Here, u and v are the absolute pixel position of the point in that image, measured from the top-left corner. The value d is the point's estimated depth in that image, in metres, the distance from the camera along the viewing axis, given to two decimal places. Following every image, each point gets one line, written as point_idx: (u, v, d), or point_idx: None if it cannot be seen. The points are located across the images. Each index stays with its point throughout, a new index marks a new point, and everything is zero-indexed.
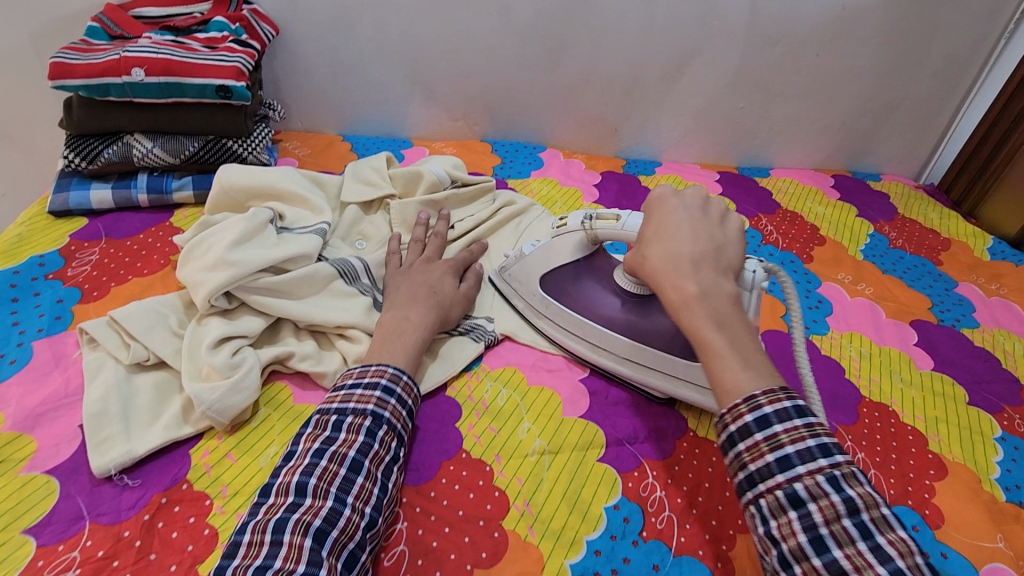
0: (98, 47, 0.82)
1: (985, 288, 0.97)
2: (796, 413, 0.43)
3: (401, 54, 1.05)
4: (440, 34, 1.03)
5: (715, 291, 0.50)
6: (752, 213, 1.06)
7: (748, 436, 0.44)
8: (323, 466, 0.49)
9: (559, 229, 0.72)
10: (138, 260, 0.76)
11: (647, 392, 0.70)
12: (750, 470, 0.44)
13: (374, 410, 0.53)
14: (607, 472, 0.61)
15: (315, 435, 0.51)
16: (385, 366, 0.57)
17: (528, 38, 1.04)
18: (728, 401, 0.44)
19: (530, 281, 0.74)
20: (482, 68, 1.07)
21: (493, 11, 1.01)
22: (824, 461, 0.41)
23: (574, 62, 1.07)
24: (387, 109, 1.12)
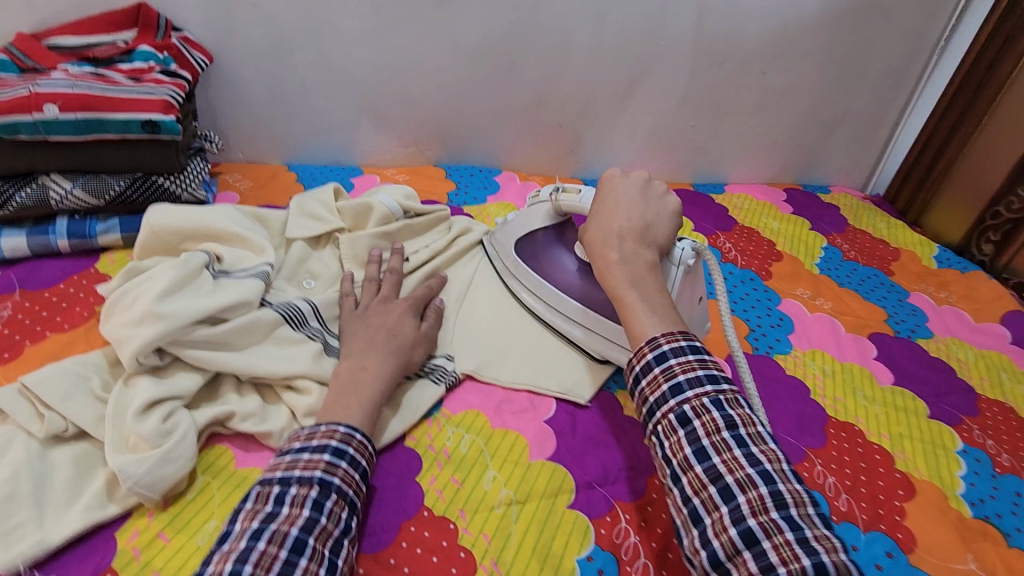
0: (9, 81, 0.75)
1: (936, 297, 0.99)
2: (707, 373, 0.49)
3: (346, 80, 1.01)
4: (388, 59, 0.99)
5: (634, 259, 0.59)
6: (709, 231, 1.06)
7: (664, 396, 0.49)
8: (260, 549, 0.42)
9: (535, 200, 0.81)
10: (57, 314, 0.69)
11: (617, 426, 0.67)
12: (662, 422, 0.49)
13: (322, 478, 0.48)
14: (578, 519, 0.58)
15: (253, 512, 0.46)
16: (335, 425, 0.52)
17: (479, 61, 1.01)
18: (646, 358, 0.51)
19: (507, 245, 0.82)
20: (433, 92, 1.04)
21: (441, 35, 0.98)
22: (726, 415, 0.47)
23: (527, 83, 1.05)
24: (335, 136, 1.07)
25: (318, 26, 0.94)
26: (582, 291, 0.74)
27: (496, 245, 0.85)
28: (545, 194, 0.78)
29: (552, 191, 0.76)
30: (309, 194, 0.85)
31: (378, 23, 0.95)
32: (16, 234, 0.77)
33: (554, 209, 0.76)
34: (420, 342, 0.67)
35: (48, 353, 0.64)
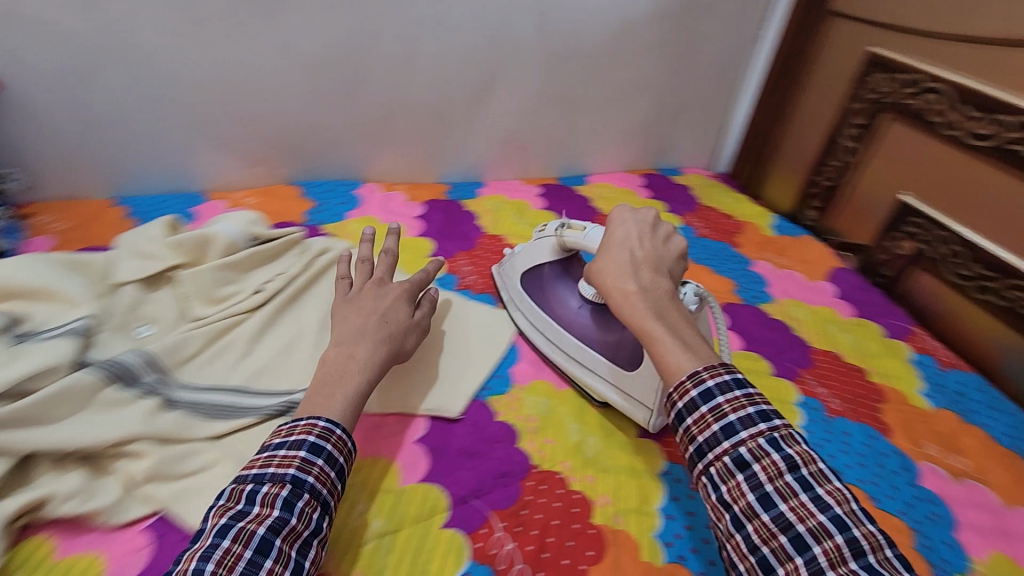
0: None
1: (777, 268, 1.07)
2: (758, 410, 0.49)
3: (169, 100, 0.91)
4: (214, 74, 0.90)
5: (653, 287, 0.58)
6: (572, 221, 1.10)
7: (716, 436, 0.49)
8: (225, 549, 0.43)
9: (541, 234, 0.79)
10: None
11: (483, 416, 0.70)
12: (716, 466, 0.48)
13: (199, 537, 0.45)
14: (454, 537, 0.57)
15: (225, 510, 0.46)
16: (315, 419, 0.51)
17: (318, 72, 0.95)
18: (690, 395, 0.51)
19: (513, 277, 0.83)
20: (276, 101, 0.96)
21: (270, 45, 0.91)
22: (788, 455, 0.46)
23: (376, 91, 1.01)
24: (165, 162, 0.97)
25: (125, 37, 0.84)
26: (589, 328, 0.74)
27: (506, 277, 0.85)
28: (551, 228, 0.77)
29: (557, 227, 0.76)
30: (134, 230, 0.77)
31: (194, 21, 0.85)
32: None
33: (560, 245, 0.76)
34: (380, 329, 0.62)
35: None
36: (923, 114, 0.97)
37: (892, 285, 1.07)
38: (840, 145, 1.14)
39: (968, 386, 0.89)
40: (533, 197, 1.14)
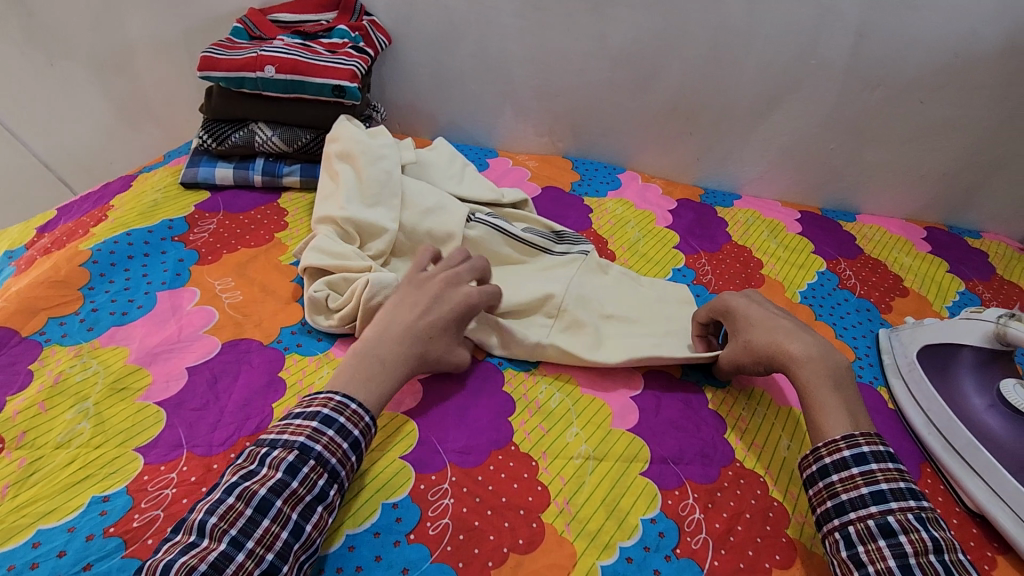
0: (241, 45, 0.86)
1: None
2: (910, 489, 0.51)
3: (802, 144, 1.04)
4: (864, 131, 1.01)
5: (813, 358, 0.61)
6: None
7: (863, 499, 0.50)
8: (228, 504, 0.46)
9: (970, 315, 0.69)
10: (247, 233, 0.81)
11: (883, 424, 0.69)
12: (856, 524, 0.49)
13: (303, 443, 0.50)
14: (648, 487, 0.58)
15: (239, 468, 0.49)
16: (331, 393, 0.54)
17: (954, 174, 1.05)
18: (842, 454, 0.53)
19: (911, 345, 0.74)
20: (805, 116, 1.00)
21: (912, 148, 1.02)
22: (935, 540, 0.47)
23: (996, 193, 1.06)
24: (776, 182, 1.09)
25: (673, 33, 0.95)
26: (1003, 435, 0.61)
27: (895, 343, 0.77)
28: (988, 315, 0.67)
29: (999, 316, 0.65)
30: (723, 200, 1.08)
31: (714, 45, 0.95)
32: (264, 167, 0.88)
33: (995, 335, 0.65)
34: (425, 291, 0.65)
35: (256, 276, 0.74)
36: None
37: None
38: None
39: None
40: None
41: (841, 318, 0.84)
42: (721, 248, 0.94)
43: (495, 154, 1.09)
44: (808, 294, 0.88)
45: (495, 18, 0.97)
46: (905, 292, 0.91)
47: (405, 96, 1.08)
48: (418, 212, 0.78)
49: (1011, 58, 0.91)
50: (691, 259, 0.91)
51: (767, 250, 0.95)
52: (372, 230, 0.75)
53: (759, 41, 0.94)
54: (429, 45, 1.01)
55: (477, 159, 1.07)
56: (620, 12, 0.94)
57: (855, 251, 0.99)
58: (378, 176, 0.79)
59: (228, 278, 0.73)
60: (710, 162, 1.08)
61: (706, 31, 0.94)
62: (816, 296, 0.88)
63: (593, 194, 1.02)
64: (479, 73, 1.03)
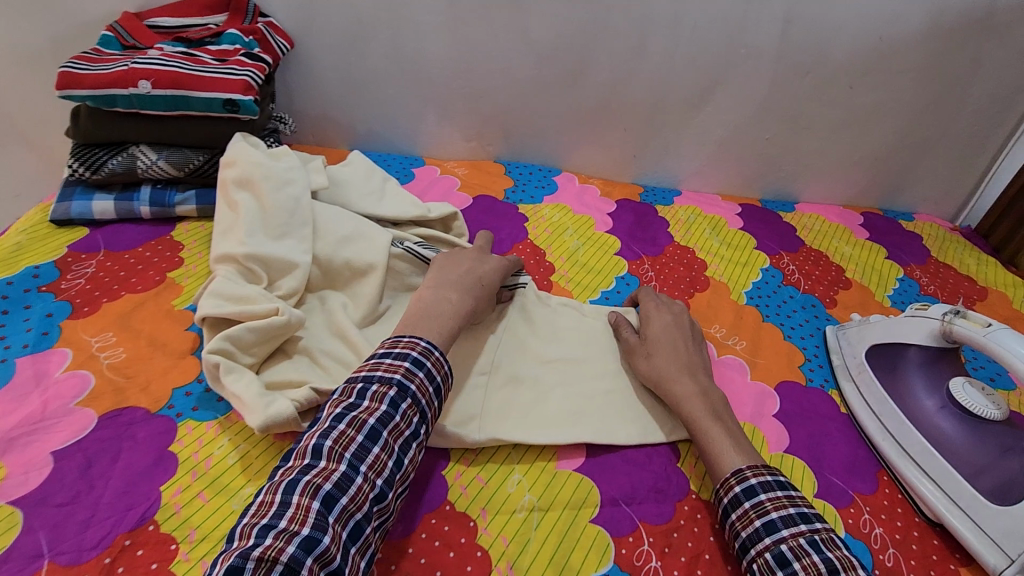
0: (110, 57, 0.74)
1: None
2: (800, 513, 0.49)
3: (737, 135, 1.01)
4: (797, 120, 0.99)
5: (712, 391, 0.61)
6: None
7: (757, 532, 0.49)
8: (340, 431, 0.47)
9: (914, 311, 0.66)
10: (132, 275, 0.70)
11: (838, 433, 0.66)
12: (757, 561, 0.48)
13: (400, 381, 0.50)
14: (599, 536, 0.53)
15: (338, 401, 0.49)
16: (416, 339, 0.54)
17: (886, 158, 1.04)
18: (734, 491, 0.52)
19: (858, 344, 0.72)
20: (739, 107, 0.97)
21: (845, 134, 1.01)
22: (828, 560, 0.45)
23: (927, 174, 1.07)
24: (715, 175, 1.06)
25: (599, 26, 0.89)
26: (956, 439, 0.59)
27: (843, 341, 0.74)
28: (933, 311, 0.64)
29: (946, 313, 0.63)
30: (663, 198, 1.04)
31: (643, 37, 0.90)
32: (152, 196, 0.77)
33: (942, 335, 0.63)
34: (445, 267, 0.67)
35: (143, 327, 0.64)
36: None
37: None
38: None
39: None
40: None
41: (788, 318, 0.81)
42: (664, 251, 0.90)
43: (421, 163, 1.01)
44: (754, 295, 0.85)
45: (407, 15, 0.89)
46: (848, 285, 0.90)
47: (316, 104, 0.98)
48: (333, 241, 0.70)
49: (935, 40, 0.90)
50: (634, 265, 0.86)
51: (710, 249, 0.92)
52: (281, 266, 0.66)
53: (689, 32, 0.89)
54: (337, 47, 0.92)
55: (402, 168, 0.99)
56: (542, 6, 0.88)
57: (797, 243, 0.97)
58: (285, 203, 0.70)
59: (108, 333, 0.63)
60: (647, 159, 1.04)
61: (633, 21, 0.89)
62: (762, 296, 0.85)
63: (529, 200, 0.96)
64: (395, 75, 0.95)
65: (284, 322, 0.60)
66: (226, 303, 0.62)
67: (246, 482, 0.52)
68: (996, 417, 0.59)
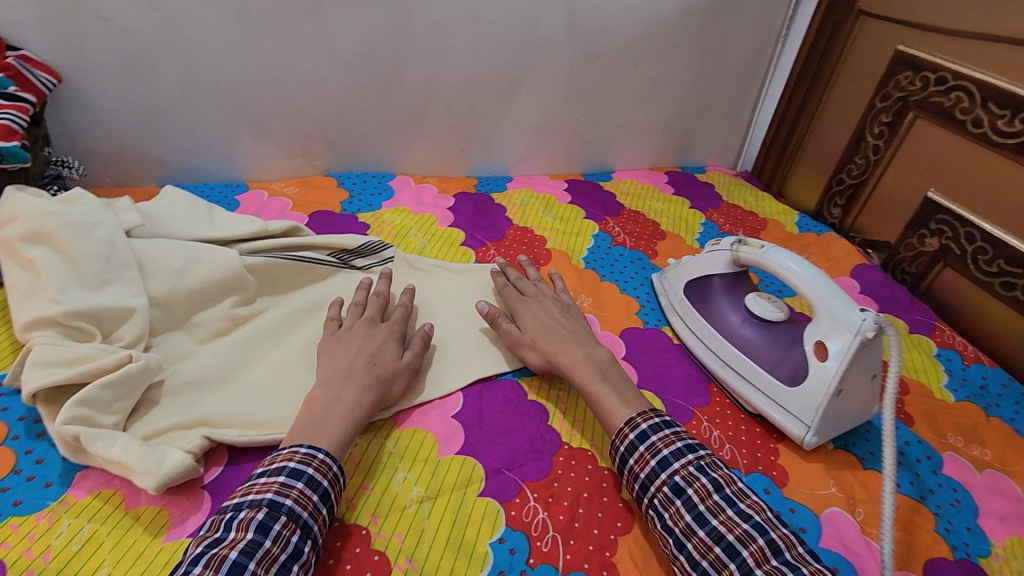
0: None
1: (1012, 362, 0.84)
2: (687, 445, 0.55)
3: (549, 118, 1.10)
4: (597, 99, 1.10)
5: (595, 353, 0.65)
6: (929, 319, 0.91)
7: (654, 471, 0.54)
8: (195, 574, 0.41)
9: (713, 247, 0.79)
10: None
11: (674, 361, 0.77)
12: (658, 496, 0.54)
13: (272, 500, 0.47)
14: (489, 506, 0.56)
15: (202, 538, 0.45)
16: (296, 446, 0.51)
17: (675, 122, 1.20)
18: (629, 438, 0.57)
19: (677, 284, 0.83)
20: (546, 93, 1.06)
21: (638, 106, 1.15)
22: (713, 479, 0.52)
23: (709, 131, 1.25)
24: (539, 157, 1.15)
25: (401, 29, 0.91)
26: (757, 343, 0.72)
27: (666, 284, 0.86)
28: (725, 243, 0.77)
29: (733, 243, 0.75)
30: (496, 186, 1.10)
31: (446, 37, 0.94)
32: None
33: (734, 261, 0.75)
34: (354, 360, 0.60)
35: None
36: (953, 112, 0.87)
37: (915, 285, 0.96)
38: (866, 143, 1.03)
39: None
40: (855, 295, 0.95)
41: (622, 272, 0.91)
42: (505, 235, 0.95)
43: (245, 187, 0.96)
44: (590, 259, 0.94)
45: (193, 35, 0.83)
46: (664, 236, 1.03)
47: (106, 141, 0.88)
48: (167, 277, 0.65)
49: (691, 18, 1.06)
50: (480, 253, 0.91)
51: (546, 226, 0.99)
52: (113, 316, 0.60)
53: (487, 28, 0.95)
54: (117, 75, 0.83)
55: (224, 196, 0.93)
56: (339, 13, 0.87)
57: (620, 209, 1.09)
58: (96, 247, 0.62)
59: None
60: (475, 152, 1.09)
61: (433, 23, 0.92)
62: (597, 259, 0.94)
63: (367, 209, 0.96)
64: (194, 99, 0.88)
65: (141, 368, 0.57)
66: (59, 369, 0.55)
67: (100, 563, 0.47)
68: (780, 318, 0.73)
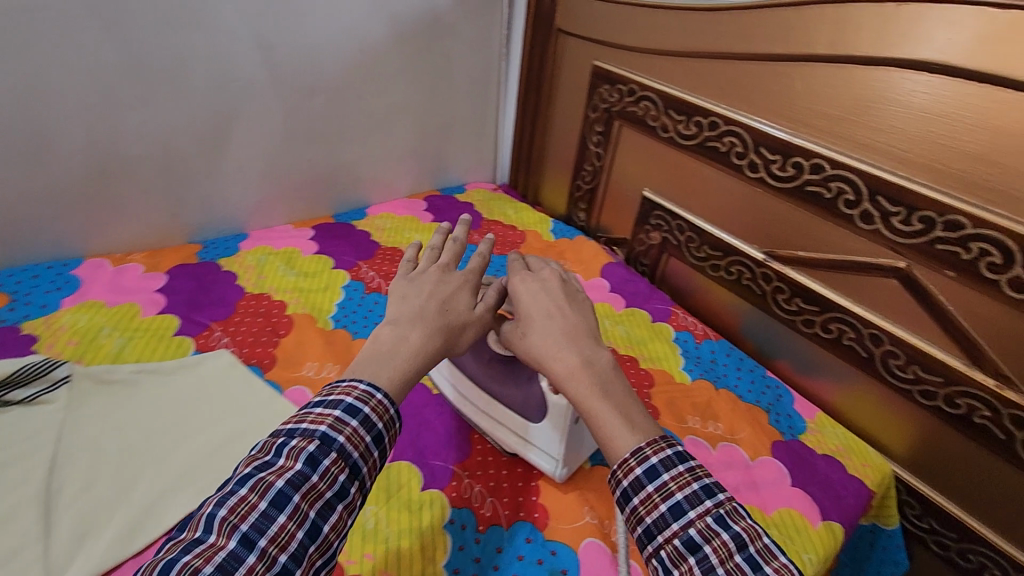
0: None
1: (733, 331, 0.95)
2: (705, 486, 0.42)
3: (274, 163, 0.98)
4: (324, 135, 1.02)
5: (595, 358, 0.52)
6: (666, 305, 1.00)
7: (664, 517, 0.42)
8: (240, 496, 0.37)
9: None
10: None
11: (433, 415, 0.73)
12: (666, 549, 0.41)
13: (325, 434, 0.41)
14: None
15: (253, 458, 0.40)
16: (356, 380, 0.45)
17: (421, 147, 1.16)
18: (635, 471, 0.44)
19: None
20: (261, 138, 0.95)
21: (375, 137, 1.09)
22: (737, 534, 0.40)
23: (459, 151, 1.24)
24: (276, 205, 1.03)
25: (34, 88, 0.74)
26: None
27: None
28: None
29: None
30: (225, 248, 0.96)
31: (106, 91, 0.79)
32: None
33: None
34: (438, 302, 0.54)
35: None
36: (646, 120, 0.95)
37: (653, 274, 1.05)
38: (589, 151, 1.10)
39: (772, 391, 0.85)
40: (606, 294, 1.01)
41: (376, 322, 0.85)
42: (235, 308, 0.83)
43: None
44: (340, 315, 0.86)
45: None
46: None
47: None
48: None
49: (405, 43, 1.02)
50: (202, 339, 0.77)
51: (286, 286, 0.89)
52: None
53: (159, 75, 0.82)
54: None
55: None
56: None
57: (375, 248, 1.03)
58: None
59: None
60: (191, 213, 0.94)
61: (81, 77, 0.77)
62: (347, 314, 0.86)
63: (38, 313, 0.77)
64: None
65: None
66: None
67: None
68: None
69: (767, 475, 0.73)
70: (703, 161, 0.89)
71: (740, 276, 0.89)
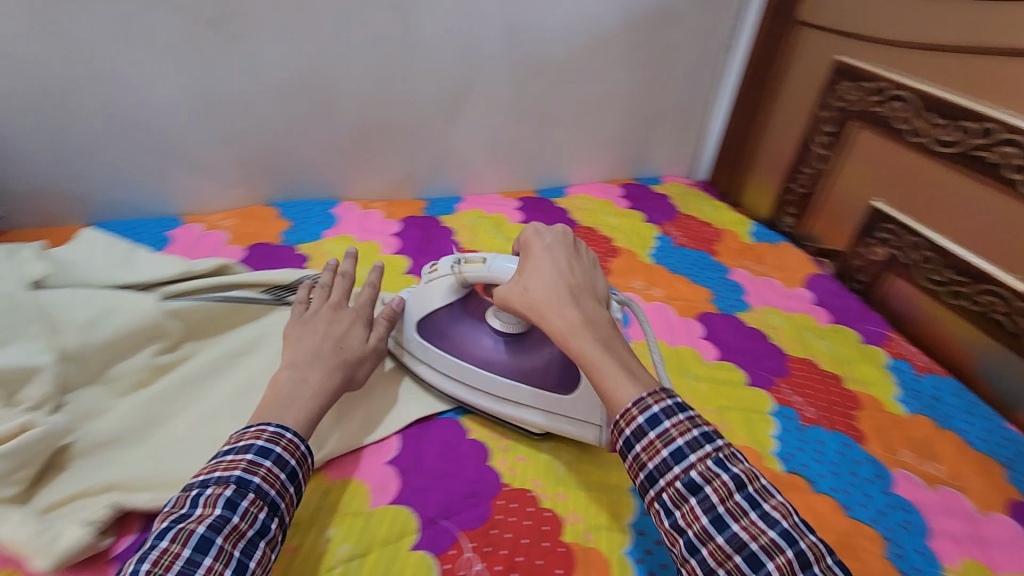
0: None
1: (965, 369, 0.83)
2: (703, 434, 0.49)
3: (497, 137, 1.08)
4: (544, 115, 1.08)
5: (596, 318, 0.56)
6: (880, 328, 0.90)
7: (665, 462, 0.48)
8: (162, 547, 0.42)
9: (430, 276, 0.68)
10: None
11: None
12: (668, 491, 0.48)
13: (240, 477, 0.47)
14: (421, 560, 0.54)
15: (171, 512, 0.46)
16: (264, 426, 0.51)
17: (627, 135, 1.19)
18: (638, 421, 0.50)
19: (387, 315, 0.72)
20: (492, 113, 1.04)
21: (587, 121, 1.13)
22: (736, 476, 0.47)
23: (662, 142, 1.23)
24: (489, 175, 1.12)
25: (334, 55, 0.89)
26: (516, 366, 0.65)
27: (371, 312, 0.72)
28: (444, 267, 0.67)
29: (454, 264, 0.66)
30: (445, 207, 1.07)
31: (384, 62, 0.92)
32: None
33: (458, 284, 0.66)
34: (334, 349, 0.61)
35: None
36: (891, 122, 0.88)
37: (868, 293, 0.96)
38: (812, 153, 1.03)
39: (1011, 445, 0.74)
40: (810, 306, 0.94)
41: None
42: None
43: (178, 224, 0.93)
44: None
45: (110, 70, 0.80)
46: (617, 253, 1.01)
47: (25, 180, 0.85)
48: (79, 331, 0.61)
49: (636, 33, 1.05)
50: None
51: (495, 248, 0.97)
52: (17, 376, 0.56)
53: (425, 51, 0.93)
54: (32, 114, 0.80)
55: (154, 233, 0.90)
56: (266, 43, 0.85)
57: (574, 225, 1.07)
58: None
59: None
60: (423, 173, 1.07)
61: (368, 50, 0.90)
62: None
63: (308, 239, 0.93)
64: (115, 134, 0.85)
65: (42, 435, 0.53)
66: None
67: None
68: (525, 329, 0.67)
69: (1000, 535, 0.64)
70: (960, 172, 0.79)
71: (988, 307, 0.78)
